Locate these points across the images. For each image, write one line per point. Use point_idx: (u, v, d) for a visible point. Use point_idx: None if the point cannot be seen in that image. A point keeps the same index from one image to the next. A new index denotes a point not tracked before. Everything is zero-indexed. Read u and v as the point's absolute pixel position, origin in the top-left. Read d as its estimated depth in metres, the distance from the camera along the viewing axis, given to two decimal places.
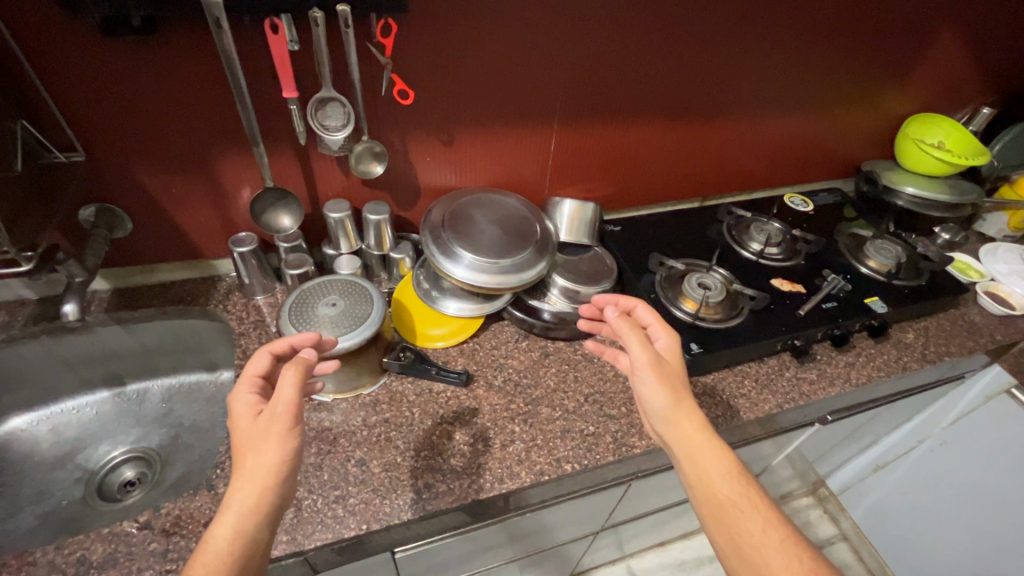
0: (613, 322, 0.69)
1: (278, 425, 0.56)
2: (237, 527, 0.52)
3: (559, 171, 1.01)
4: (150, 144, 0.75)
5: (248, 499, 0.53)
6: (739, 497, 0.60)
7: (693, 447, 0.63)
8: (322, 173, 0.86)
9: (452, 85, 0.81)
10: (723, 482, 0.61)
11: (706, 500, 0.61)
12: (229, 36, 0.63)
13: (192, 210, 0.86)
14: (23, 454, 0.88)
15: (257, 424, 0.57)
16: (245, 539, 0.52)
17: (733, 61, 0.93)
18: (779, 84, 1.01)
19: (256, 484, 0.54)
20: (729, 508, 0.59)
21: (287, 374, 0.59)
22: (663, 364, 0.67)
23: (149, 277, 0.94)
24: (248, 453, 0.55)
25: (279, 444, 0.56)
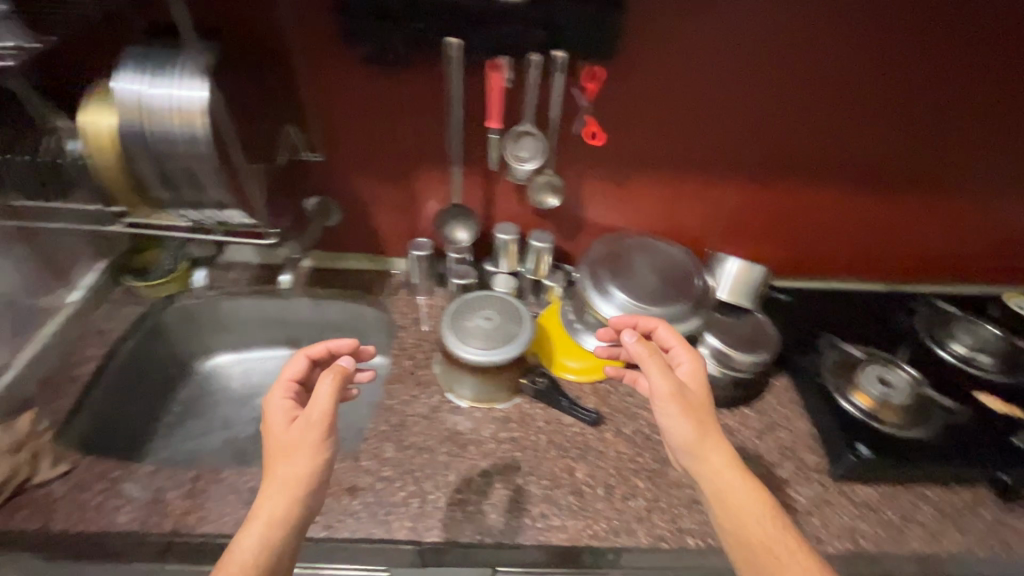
0: (636, 348, 0.65)
1: (312, 438, 0.59)
2: (263, 538, 0.55)
3: (733, 229, 0.96)
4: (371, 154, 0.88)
5: (276, 509, 0.56)
6: (776, 539, 0.55)
7: (726, 485, 0.59)
8: (501, 198, 0.93)
9: (643, 131, 0.83)
10: (759, 523, 0.57)
11: (743, 549, 0.56)
12: (457, 72, 0.73)
13: (386, 212, 0.98)
14: (219, 386, 1.06)
15: (292, 433, 0.60)
16: (273, 547, 0.55)
17: (957, 131, 0.84)
18: (1009, 156, 0.87)
19: (283, 489, 0.57)
20: (768, 552, 0.55)
21: (325, 381, 0.61)
22: (686, 394, 0.63)
23: (342, 263, 1.08)
24: (280, 462, 0.58)
25: (309, 455, 0.59)
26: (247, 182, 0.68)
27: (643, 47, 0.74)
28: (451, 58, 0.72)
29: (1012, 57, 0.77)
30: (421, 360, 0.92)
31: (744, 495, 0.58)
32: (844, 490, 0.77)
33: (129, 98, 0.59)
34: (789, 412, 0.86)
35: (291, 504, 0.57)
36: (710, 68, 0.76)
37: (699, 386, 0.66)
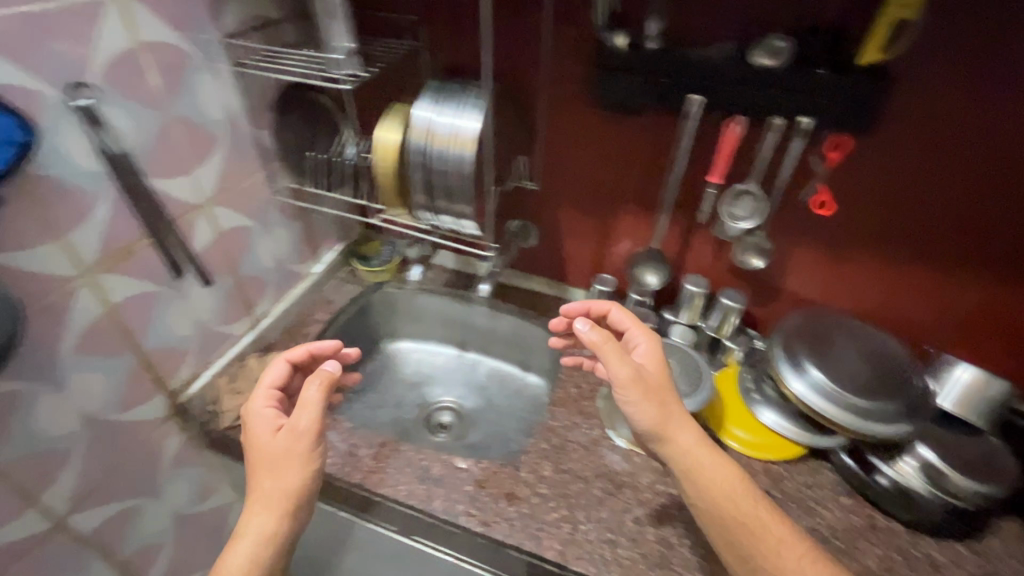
0: (591, 339, 0.68)
1: (297, 451, 0.63)
2: (252, 554, 0.59)
3: (968, 334, 0.83)
4: (582, 191, 0.95)
5: (266, 527, 0.60)
6: (750, 509, 0.63)
7: (689, 457, 0.66)
8: (698, 250, 0.93)
9: (881, 207, 0.76)
10: (746, 502, 0.63)
11: (720, 522, 0.63)
12: (692, 127, 0.76)
13: (579, 245, 1.03)
14: (398, 368, 1.20)
15: (275, 446, 0.63)
16: (263, 560, 0.60)
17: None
18: None
19: (275, 500, 0.61)
20: (749, 527, 0.61)
21: (310, 390, 0.64)
22: (642, 376, 0.68)
23: (525, 283, 1.16)
24: (265, 478, 0.62)
25: (291, 461, 0.62)
26: (490, 198, 0.77)
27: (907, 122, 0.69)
28: (688, 114, 0.75)
29: None
30: (585, 391, 0.95)
31: (727, 474, 0.65)
32: None
33: (424, 121, 0.71)
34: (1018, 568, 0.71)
35: (274, 516, 0.61)
36: (988, 152, 0.68)
37: (649, 363, 0.71)
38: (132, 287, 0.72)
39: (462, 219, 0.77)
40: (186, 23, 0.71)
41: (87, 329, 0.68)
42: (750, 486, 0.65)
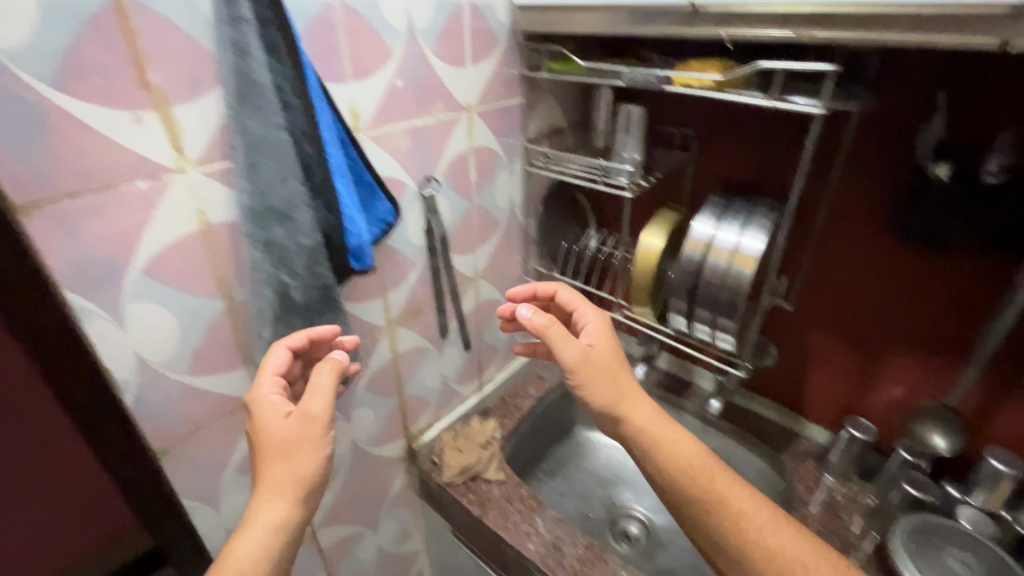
0: (531, 324, 0.63)
1: (313, 432, 0.54)
2: (263, 544, 0.49)
3: None
4: (849, 320, 0.84)
5: (278, 512, 0.50)
6: (718, 480, 0.55)
7: (651, 437, 0.58)
8: (1013, 418, 0.74)
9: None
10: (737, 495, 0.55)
11: (699, 511, 0.54)
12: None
13: (829, 377, 0.90)
14: (588, 459, 1.16)
15: (287, 424, 0.53)
16: (276, 551, 0.49)
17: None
18: None
19: (282, 495, 0.51)
20: (733, 516, 0.53)
21: (323, 375, 0.56)
22: (593, 357, 0.62)
23: (748, 402, 1.01)
24: (275, 462, 0.52)
25: (301, 442, 0.53)
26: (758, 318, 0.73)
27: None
28: None
29: None
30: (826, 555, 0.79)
31: (684, 445, 0.58)
32: None
33: (705, 236, 0.72)
34: None
35: (282, 511, 0.50)
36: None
37: (599, 342, 0.64)
38: (411, 342, 0.83)
39: (721, 330, 0.74)
40: (502, 130, 0.83)
41: (373, 373, 0.79)
42: (721, 468, 0.57)
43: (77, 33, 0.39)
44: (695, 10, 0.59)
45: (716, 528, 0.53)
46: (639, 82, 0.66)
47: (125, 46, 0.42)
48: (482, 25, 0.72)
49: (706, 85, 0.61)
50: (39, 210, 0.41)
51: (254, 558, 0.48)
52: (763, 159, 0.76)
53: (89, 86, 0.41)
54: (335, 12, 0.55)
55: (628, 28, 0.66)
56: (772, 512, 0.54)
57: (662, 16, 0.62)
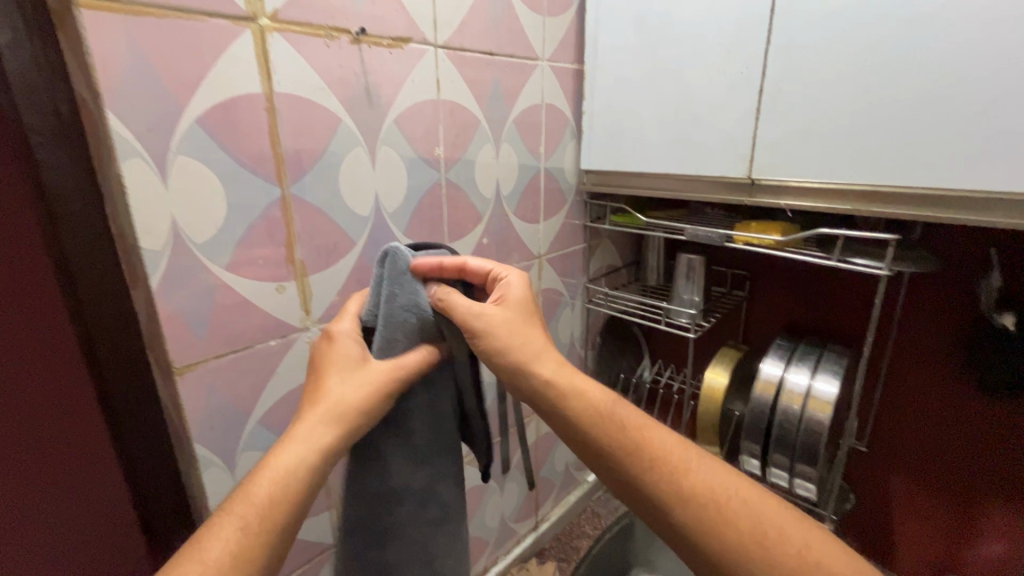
0: (442, 265, 0.49)
1: (372, 380, 0.46)
2: (299, 462, 0.41)
3: None
4: (930, 467, 0.80)
5: (315, 438, 0.42)
6: (648, 433, 0.45)
7: (556, 388, 0.46)
8: None
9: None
10: (670, 442, 0.45)
11: (651, 475, 0.43)
12: None
13: (919, 531, 0.84)
14: None
15: (374, 369, 0.46)
16: (299, 484, 0.40)
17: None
18: None
19: (326, 432, 0.42)
20: (674, 467, 0.43)
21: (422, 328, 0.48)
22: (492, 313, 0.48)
23: None
24: (330, 388, 0.44)
25: (372, 388, 0.45)
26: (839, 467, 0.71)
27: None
28: None
29: None
30: None
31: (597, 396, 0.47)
32: None
33: (776, 377, 0.73)
34: None
35: (322, 449, 0.42)
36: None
37: (511, 308, 0.49)
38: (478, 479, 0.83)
39: (805, 483, 0.71)
40: (567, 272, 0.90)
41: None
42: (625, 405, 0.47)
43: (251, 226, 0.47)
44: (752, 182, 0.66)
45: (637, 477, 0.43)
46: (701, 239, 0.72)
47: (283, 231, 0.50)
48: (553, 186, 0.82)
49: (766, 243, 0.67)
50: (192, 370, 0.46)
51: (279, 491, 0.39)
52: (821, 301, 0.80)
53: (253, 267, 0.48)
54: (440, 189, 0.64)
55: (688, 193, 0.74)
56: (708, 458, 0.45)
57: (719, 184, 0.70)
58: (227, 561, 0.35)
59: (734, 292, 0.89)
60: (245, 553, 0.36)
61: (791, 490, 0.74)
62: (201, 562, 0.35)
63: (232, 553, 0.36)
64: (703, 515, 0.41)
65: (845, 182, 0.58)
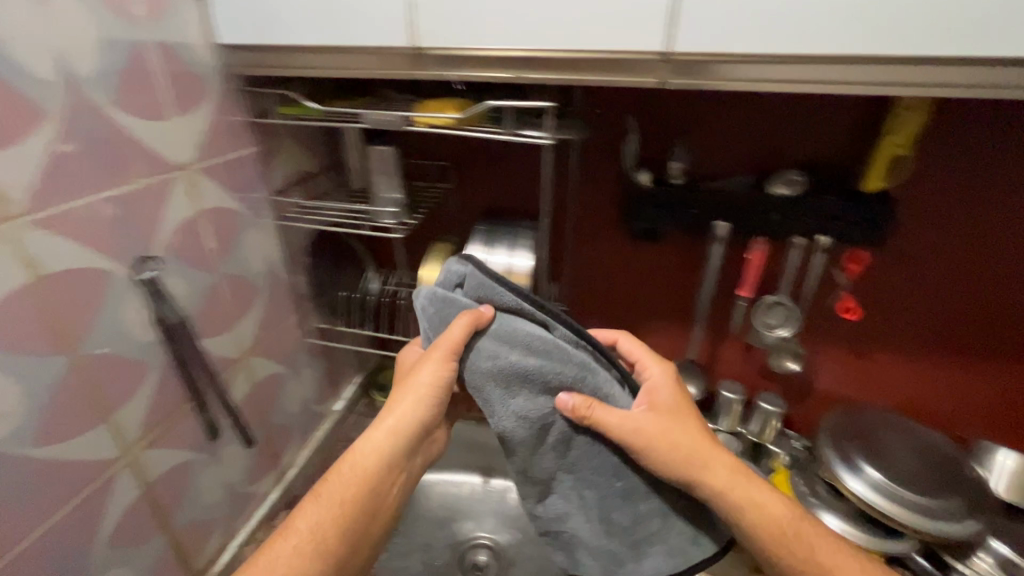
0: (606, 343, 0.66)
1: (438, 372, 0.56)
2: (379, 451, 0.59)
3: (996, 420, 0.88)
4: (610, 310, 0.97)
5: (393, 424, 0.59)
6: (352, 481, 0.58)
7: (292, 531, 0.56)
8: (727, 357, 0.96)
9: (905, 302, 0.82)
10: (378, 452, 0.59)
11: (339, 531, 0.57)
12: (721, 248, 0.82)
13: None
14: None
15: (426, 359, 0.56)
16: (387, 457, 0.59)
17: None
18: None
19: (385, 436, 0.59)
20: (372, 480, 0.58)
21: (456, 319, 0.54)
22: (659, 401, 0.57)
23: None
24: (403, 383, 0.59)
25: (432, 370, 0.56)
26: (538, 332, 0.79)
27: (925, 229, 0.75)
28: (717, 237, 0.81)
29: None
30: None
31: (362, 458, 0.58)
32: None
33: (478, 261, 0.74)
34: None
35: (376, 453, 0.59)
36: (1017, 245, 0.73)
37: (663, 408, 0.56)
38: (172, 460, 0.67)
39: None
40: (240, 186, 0.73)
41: (122, 518, 0.61)
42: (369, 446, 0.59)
43: None
44: (419, 53, 0.60)
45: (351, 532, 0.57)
46: (383, 125, 0.66)
47: None
48: (179, 66, 0.61)
49: (445, 123, 0.64)
50: None
51: (360, 473, 0.58)
52: (514, 183, 0.84)
53: None
54: None
55: (356, 70, 0.63)
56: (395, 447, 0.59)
57: (384, 56, 0.61)
58: (311, 527, 0.55)
59: (439, 184, 0.86)
60: (320, 523, 0.56)
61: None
62: (304, 530, 0.55)
63: (333, 520, 0.56)
64: (372, 513, 0.59)
65: (500, 49, 0.57)
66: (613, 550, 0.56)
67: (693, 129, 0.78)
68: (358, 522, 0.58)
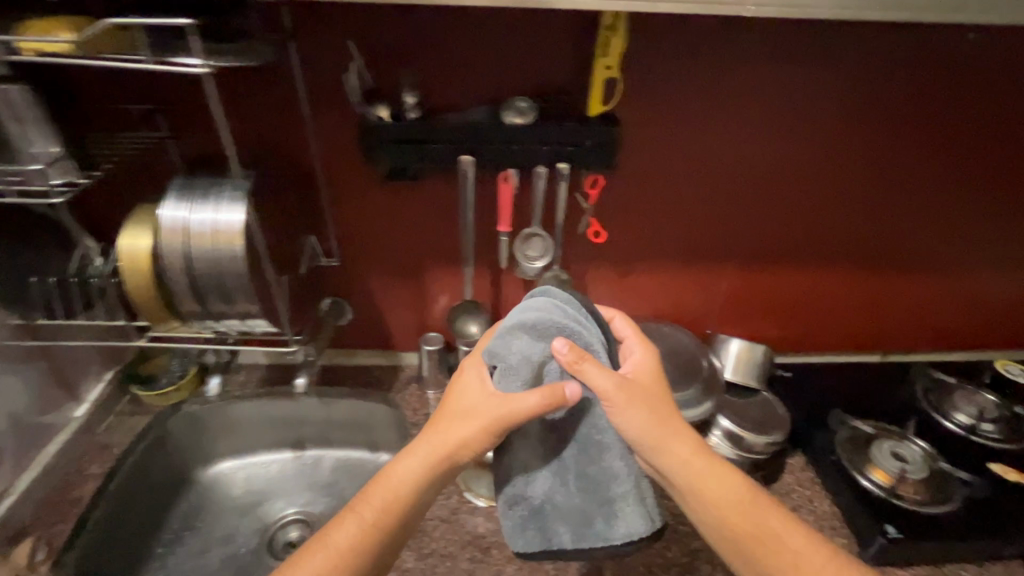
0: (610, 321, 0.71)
1: (491, 414, 0.60)
2: (413, 476, 0.61)
3: (730, 308, 1.05)
4: (385, 258, 0.93)
5: (431, 454, 0.62)
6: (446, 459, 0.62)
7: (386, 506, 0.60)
8: (509, 291, 0.98)
9: (648, 217, 0.90)
10: (460, 445, 0.61)
11: (402, 511, 0.60)
12: (471, 184, 0.79)
13: (400, 309, 1.01)
14: (222, 495, 1.07)
15: (494, 406, 0.60)
16: (420, 486, 0.61)
17: (926, 202, 0.94)
18: (959, 239, 0.98)
19: (439, 450, 0.62)
20: (444, 465, 0.62)
21: (532, 396, 0.58)
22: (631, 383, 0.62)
23: (349, 359, 1.10)
24: (460, 419, 0.62)
25: (484, 421, 0.60)
26: (273, 293, 0.71)
27: (651, 146, 0.82)
28: (464, 174, 0.78)
29: (967, 145, 0.88)
30: None
31: (415, 460, 0.62)
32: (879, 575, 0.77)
33: (172, 218, 0.62)
34: (812, 492, 0.87)
35: (419, 477, 0.61)
36: (719, 153, 0.85)
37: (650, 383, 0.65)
38: None
39: (255, 320, 0.71)
40: None
41: None
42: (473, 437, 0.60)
43: None
44: None
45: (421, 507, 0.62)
46: None
47: None
48: None
49: (61, 52, 0.50)
50: None
51: (392, 499, 0.60)
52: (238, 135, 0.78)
53: None
54: None
55: None
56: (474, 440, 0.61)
57: None
58: (351, 546, 0.58)
59: (152, 135, 0.77)
60: (355, 541, 0.58)
61: (249, 331, 0.73)
62: (334, 542, 0.58)
63: (356, 534, 0.58)
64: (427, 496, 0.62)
65: None
66: (583, 509, 0.63)
67: (418, 57, 0.73)
68: (381, 546, 0.59)
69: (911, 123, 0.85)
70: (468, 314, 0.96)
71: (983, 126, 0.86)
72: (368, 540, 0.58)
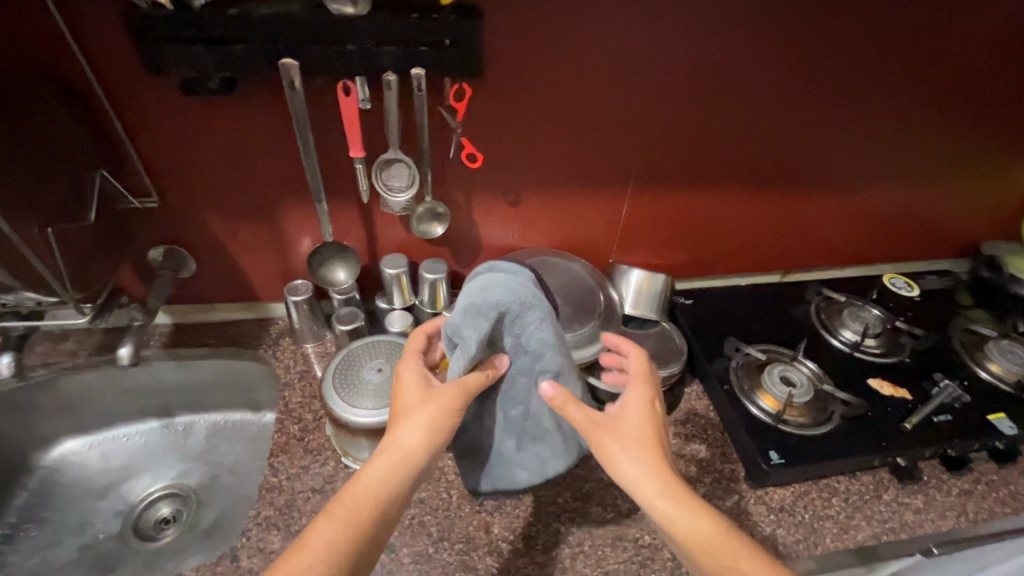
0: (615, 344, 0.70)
1: (447, 396, 0.63)
2: (386, 471, 0.59)
3: (632, 234, 0.97)
4: (218, 197, 0.76)
5: (399, 448, 0.60)
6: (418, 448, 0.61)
7: (355, 503, 0.57)
8: (382, 228, 0.84)
9: (533, 133, 0.77)
10: (422, 432, 0.61)
11: (375, 504, 0.57)
12: (302, 97, 0.62)
13: (254, 256, 0.85)
14: (71, 478, 0.93)
15: (444, 387, 0.63)
16: (396, 479, 0.59)
17: (836, 113, 0.87)
18: (863, 150, 0.93)
19: (408, 439, 0.60)
20: (416, 455, 0.60)
21: (474, 371, 0.64)
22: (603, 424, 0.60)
23: (207, 315, 0.94)
24: (417, 408, 0.63)
25: (446, 403, 0.62)
26: (30, 251, 0.55)
27: (527, 45, 0.68)
28: (289, 84, 0.61)
29: (882, 46, 0.79)
30: (310, 424, 0.81)
31: (385, 452, 0.60)
32: (760, 496, 0.78)
33: None
34: (705, 420, 0.86)
35: (392, 473, 0.59)
36: (609, 54, 0.72)
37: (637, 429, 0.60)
38: None
39: (19, 292, 0.58)
40: None
41: None
42: (437, 418, 0.62)
43: None
44: None
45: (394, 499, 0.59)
46: None
47: None
48: None
49: None
50: None
51: (369, 494, 0.57)
52: None
53: None
54: None
55: None
56: (439, 422, 0.62)
57: None
58: (330, 541, 0.54)
59: None
60: (334, 547, 0.54)
61: (20, 304, 0.61)
62: (310, 544, 0.53)
63: (333, 534, 0.54)
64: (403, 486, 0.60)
65: None
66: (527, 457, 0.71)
67: None
68: (367, 537, 0.56)
69: (824, 18, 0.75)
70: (338, 262, 0.84)
71: (898, 21, 0.78)
72: (348, 538, 0.54)
